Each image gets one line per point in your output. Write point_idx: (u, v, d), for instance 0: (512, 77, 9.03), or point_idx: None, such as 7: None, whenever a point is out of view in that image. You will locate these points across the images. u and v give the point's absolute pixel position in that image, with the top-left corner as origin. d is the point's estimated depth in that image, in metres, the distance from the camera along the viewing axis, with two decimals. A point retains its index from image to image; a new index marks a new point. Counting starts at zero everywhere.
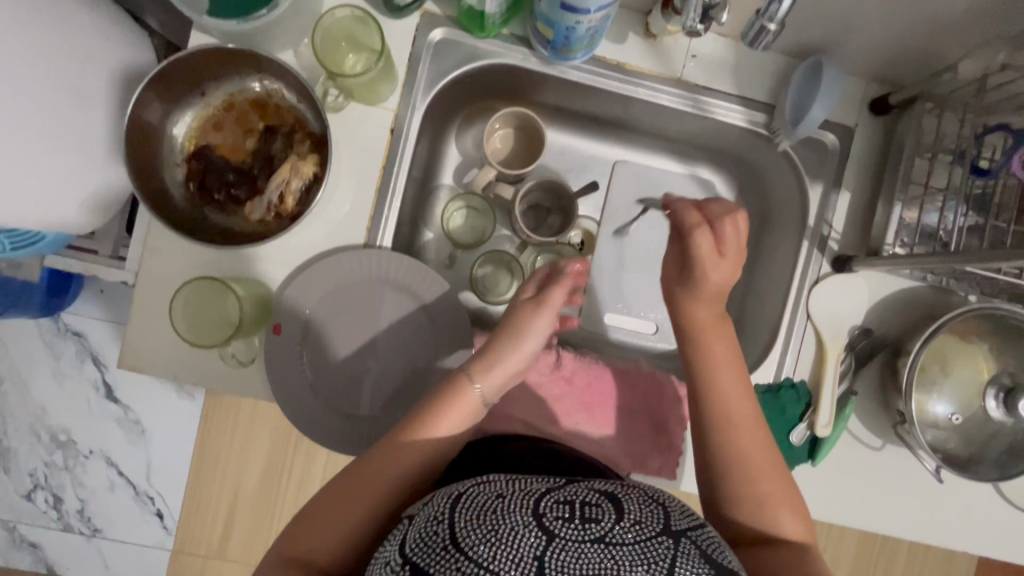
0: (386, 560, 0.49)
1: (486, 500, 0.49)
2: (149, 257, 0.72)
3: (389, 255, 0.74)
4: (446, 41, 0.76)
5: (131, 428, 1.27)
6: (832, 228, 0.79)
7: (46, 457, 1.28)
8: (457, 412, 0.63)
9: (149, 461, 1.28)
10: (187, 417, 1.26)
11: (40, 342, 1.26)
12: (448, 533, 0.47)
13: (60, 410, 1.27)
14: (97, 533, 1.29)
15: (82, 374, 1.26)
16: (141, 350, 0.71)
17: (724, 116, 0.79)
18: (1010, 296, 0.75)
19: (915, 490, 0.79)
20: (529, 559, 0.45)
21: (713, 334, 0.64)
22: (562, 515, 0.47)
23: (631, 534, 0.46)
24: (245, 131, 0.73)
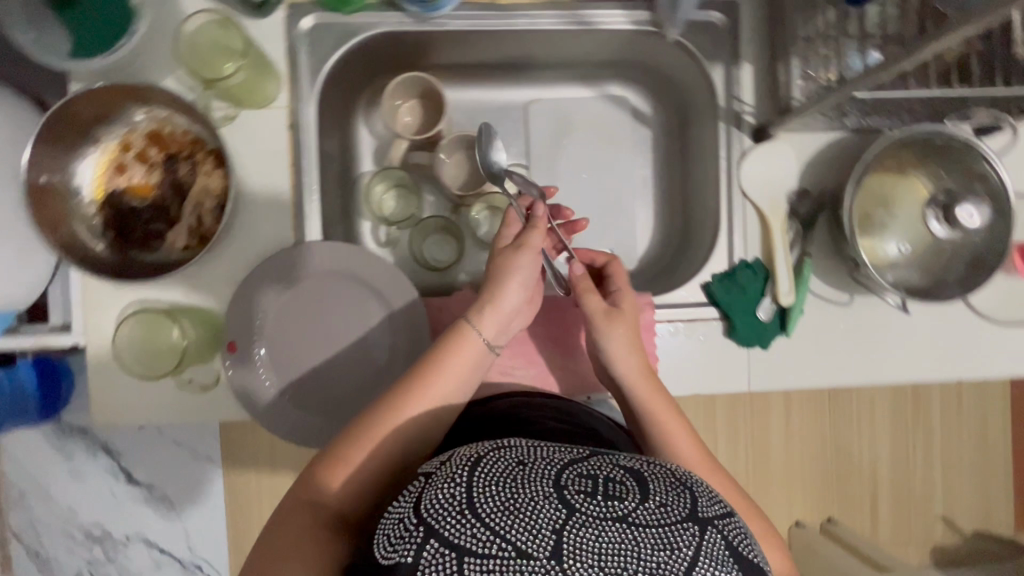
0: (399, 516, 0.49)
1: (506, 468, 0.49)
2: (94, 314, 0.72)
3: (319, 246, 0.74)
4: (319, 27, 0.75)
5: (159, 504, 1.28)
6: (743, 102, 0.79)
7: (86, 555, 1.29)
8: (460, 357, 0.64)
9: (185, 530, 1.29)
10: (205, 476, 1.27)
11: (49, 447, 1.25)
12: (465, 497, 0.47)
13: (87, 507, 1.27)
14: None
15: (98, 466, 1.26)
16: (110, 407, 0.72)
17: (609, 23, 0.79)
18: (928, 118, 0.76)
19: (891, 331, 0.79)
20: (547, 530, 0.45)
21: (648, 390, 0.68)
22: (583, 490, 0.46)
23: (655, 517, 0.45)
24: (147, 166, 0.73)
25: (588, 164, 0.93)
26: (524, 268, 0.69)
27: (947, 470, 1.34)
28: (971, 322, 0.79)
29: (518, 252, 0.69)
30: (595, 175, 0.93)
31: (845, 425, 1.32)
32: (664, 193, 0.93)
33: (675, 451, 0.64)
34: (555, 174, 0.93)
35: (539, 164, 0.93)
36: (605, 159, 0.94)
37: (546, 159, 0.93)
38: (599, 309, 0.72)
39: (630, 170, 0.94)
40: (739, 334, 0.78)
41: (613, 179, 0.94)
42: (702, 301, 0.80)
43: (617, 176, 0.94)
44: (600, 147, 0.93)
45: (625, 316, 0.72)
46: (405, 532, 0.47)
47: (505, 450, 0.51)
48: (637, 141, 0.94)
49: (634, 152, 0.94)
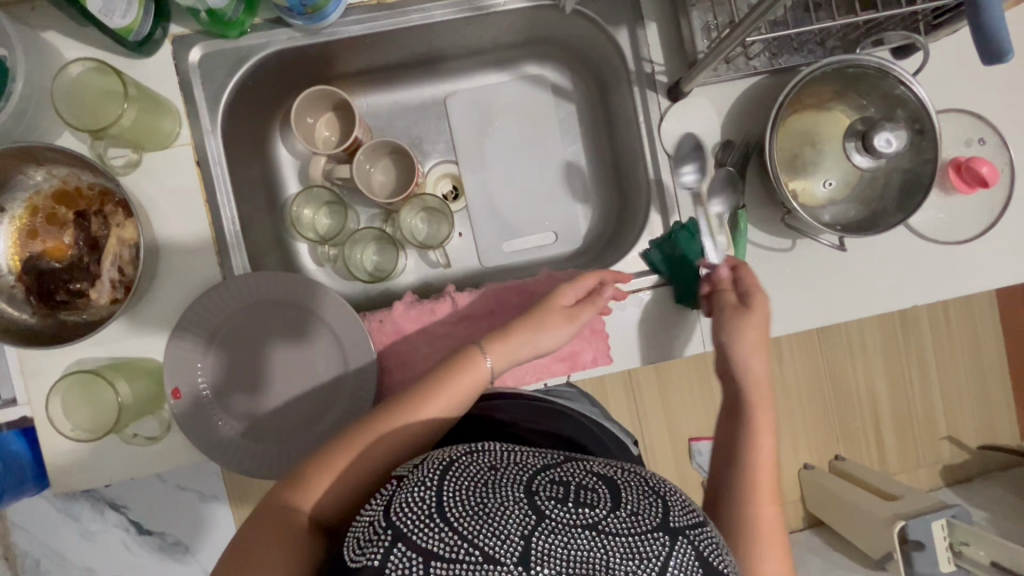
0: (370, 520, 0.45)
1: (477, 472, 0.46)
2: (32, 382, 0.71)
3: (253, 277, 0.72)
4: (209, 57, 0.74)
5: (173, 549, 1.29)
6: (654, 62, 0.77)
7: None
8: (464, 379, 0.63)
9: (202, 570, 1.30)
10: (206, 515, 1.28)
11: (55, 510, 1.24)
12: (435, 499, 0.44)
13: (103, 564, 1.27)
14: None
15: (106, 522, 1.26)
16: (68, 470, 0.71)
17: (504, 4, 0.77)
18: (840, 49, 0.74)
19: (839, 269, 0.78)
20: (515, 536, 0.41)
21: (763, 399, 0.65)
22: (555, 497, 0.44)
23: (626, 525, 0.42)
24: (60, 227, 0.72)
25: (516, 149, 0.91)
26: (557, 331, 0.71)
27: (937, 393, 1.34)
28: (919, 246, 0.78)
29: (569, 324, 0.71)
30: (525, 159, 0.92)
31: (829, 363, 1.32)
32: (598, 166, 0.92)
33: (755, 454, 0.61)
34: (484, 164, 0.92)
35: (466, 157, 0.92)
36: (532, 140, 0.92)
37: (473, 151, 0.92)
38: (726, 300, 0.71)
39: (559, 149, 0.92)
40: (684, 296, 0.76)
41: (543, 160, 0.92)
42: (644, 269, 0.79)
43: (546, 157, 0.92)
44: (525, 130, 0.91)
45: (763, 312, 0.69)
46: (373, 536, 0.44)
47: (478, 455, 0.48)
48: (562, 118, 0.92)
49: (561, 129, 0.92)
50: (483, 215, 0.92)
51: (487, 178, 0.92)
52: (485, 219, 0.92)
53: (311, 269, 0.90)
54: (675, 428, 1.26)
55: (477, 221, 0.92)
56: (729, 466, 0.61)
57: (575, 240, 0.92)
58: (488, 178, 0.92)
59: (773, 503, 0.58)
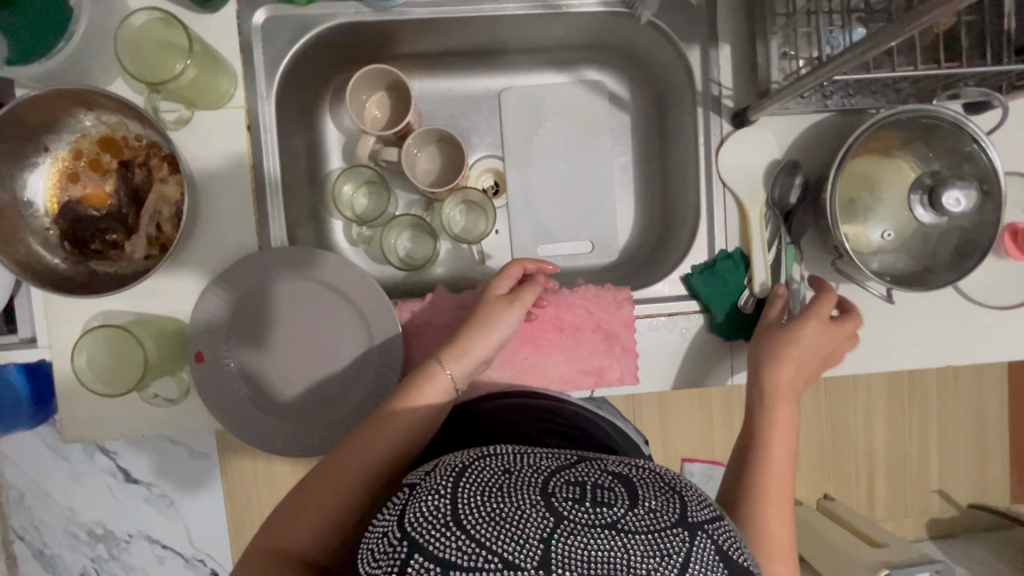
0: (383, 531, 0.44)
1: (491, 477, 0.45)
2: (54, 327, 0.70)
3: (274, 254, 0.71)
4: (273, 20, 0.72)
5: (158, 501, 1.28)
6: (721, 86, 0.76)
7: (90, 552, 1.30)
8: (427, 395, 0.62)
9: (186, 524, 1.30)
10: (204, 473, 1.28)
11: (44, 448, 1.24)
12: (451, 507, 0.43)
13: (87, 507, 1.27)
14: None
15: (95, 466, 1.26)
16: (81, 419, 0.71)
17: (579, 5, 0.76)
18: (914, 97, 0.73)
19: (881, 318, 0.77)
20: (534, 540, 0.40)
21: (781, 403, 0.65)
22: (572, 497, 0.42)
23: (645, 523, 0.41)
24: (102, 174, 0.70)
25: (565, 152, 0.90)
26: (502, 321, 0.68)
27: (943, 447, 1.33)
28: (965, 306, 0.76)
29: (508, 307, 0.69)
30: (572, 164, 0.90)
31: (839, 405, 1.31)
32: (644, 182, 0.91)
33: (765, 457, 0.62)
34: (530, 163, 0.90)
35: (512, 153, 0.90)
36: (582, 146, 0.90)
37: (521, 149, 0.90)
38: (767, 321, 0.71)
39: (608, 158, 0.90)
40: (720, 326, 0.76)
41: (591, 167, 0.90)
42: (683, 294, 0.78)
43: (594, 164, 0.90)
44: (576, 134, 0.90)
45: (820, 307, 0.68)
46: (388, 548, 0.42)
47: (491, 460, 0.47)
48: (615, 128, 0.90)
49: (613, 138, 0.90)
50: (523, 215, 0.90)
51: (532, 177, 0.90)
52: (525, 219, 0.90)
53: (343, 247, 0.88)
54: (678, 450, 1.26)
55: (517, 221, 0.90)
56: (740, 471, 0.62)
57: (612, 253, 0.91)
58: (532, 177, 0.90)
59: (778, 509, 0.59)
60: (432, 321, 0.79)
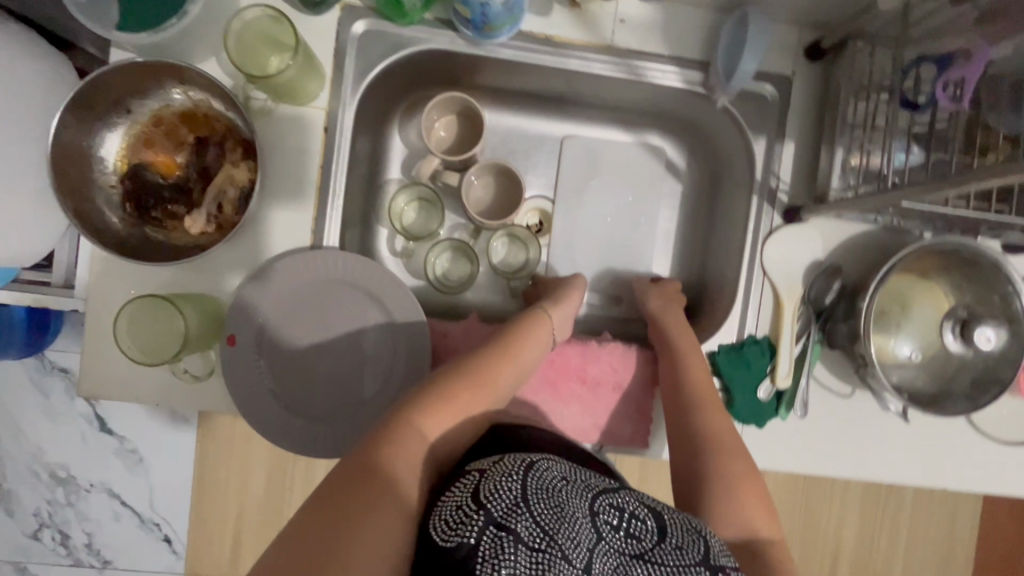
0: (456, 503, 0.50)
1: (553, 479, 0.52)
2: (95, 282, 0.71)
3: (329, 254, 0.73)
4: (370, 33, 0.74)
5: (128, 456, 1.27)
6: (779, 180, 0.78)
7: (47, 494, 1.28)
8: (541, 334, 0.70)
9: (150, 486, 1.28)
10: (182, 440, 1.27)
11: (29, 382, 1.24)
12: (522, 495, 0.50)
13: (57, 448, 1.26)
14: (108, 564, 1.31)
15: (73, 409, 1.25)
16: (100, 374, 0.71)
17: (661, 78, 0.77)
18: (961, 229, 0.76)
19: (890, 429, 0.79)
20: (582, 544, 0.50)
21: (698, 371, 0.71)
22: (613, 521, 0.52)
23: (670, 557, 0.51)
24: (177, 145, 0.72)
25: (614, 206, 0.92)
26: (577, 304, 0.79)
27: (912, 561, 1.33)
28: (970, 434, 0.79)
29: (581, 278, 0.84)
30: (619, 219, 0.92)
31: (817, 497, 1.31)
32: (683, 249, 0.93)
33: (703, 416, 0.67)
34: (579, 209, 0.92)
35: (562, 195, 0.92)
36: (632, 203, 0.92)
37: (572, 193, 0.92)
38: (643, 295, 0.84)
39: (654, 220, 0.92)
40: (736, 409, 0.77)
41: (636, 226, 0.92)
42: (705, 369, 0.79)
43: (640, 224, 0.92)
44: (629, 192, 0.92)
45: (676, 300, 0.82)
46: (463, 518, 0.48)
47: (551, 462, 0.54)
48: (666, 194, 0.93)
49: (662, 203, 0.93)
50: (563, 260, 0.92)
51: (577, 222, 0.92)
52: (563, 264, 0.92)
53: (384, 256, 0.89)
54: None
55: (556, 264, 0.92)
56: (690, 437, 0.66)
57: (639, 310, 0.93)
58: (578, 223, 0.92)
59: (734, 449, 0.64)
60: (460, 348, 0.79)
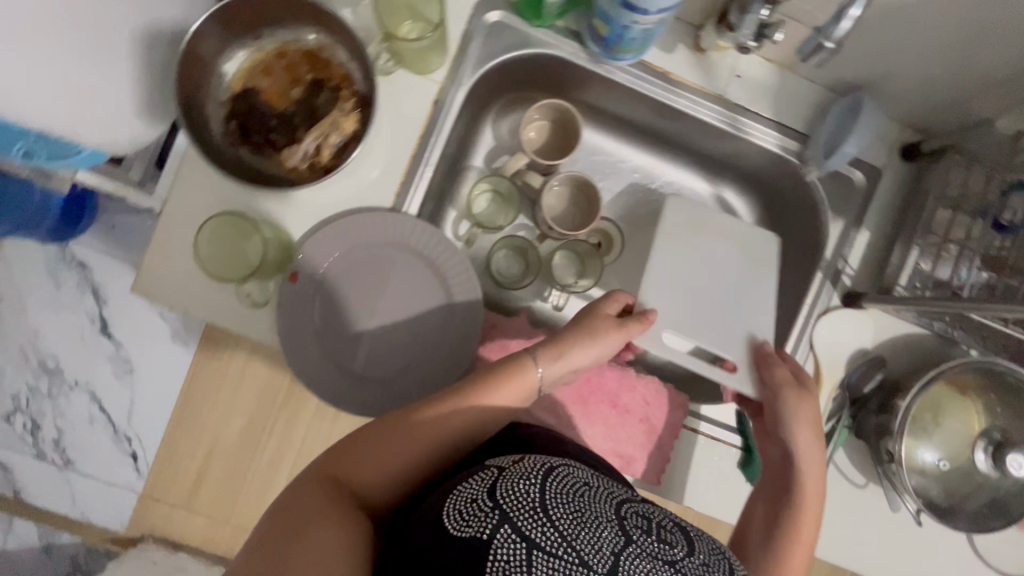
0: (470, 496, 0.51)
1: (573, 484, 0.53)
2: (180, 189, 0.73)
3: (408, 220, 0.74)
4: (501, 24, 0.77)
5: (120, 365, 1.28)
6: (846, 264, 0.80)
7: (31, 381, 1.29)
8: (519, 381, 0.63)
9: (132, 400, 1.28)
10: (175, 362, 1.26)
11: (45, 269, 1.28)
12: (540, 497, 0.50)
13: (55, 339, 1.28)
14: (69, 464, 1.30)
15: (80, 305, 1.28)
16: (159, 277, 0.73)
17: (758, 138, 0.79)
18: (1010, 356, 0.77)
19: (891, 528, 0.80)
20: (606, 550, 0.49)
21: (811, 492, 0.65)
22: (641, 527, 0.51)
23: (700, 569, 0.49)
24: (293, 80, 0.73)
25: (723, 271, 0.77)
26: (604, 356, 0.69)
27: None
28: (966, 552, 0.80)
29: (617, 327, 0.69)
30: (723, 289, 0.76)
31: None
32: None
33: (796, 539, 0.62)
34: (686, 246, 0.78)
35: (676, 224, 0.79)
36: (740, 279, 0.77)
37: (684, 231, 0.78)
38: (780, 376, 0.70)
39: (762, 315, 0.76)
40: None
41: (735, 302, 0.76)
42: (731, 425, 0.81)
43: (743, 307, 0.76)
44: (737, 270, 0.78)
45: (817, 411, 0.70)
46: (478, 513, 0.50)
47: (571, 469, 0.55)
48: None
49: None
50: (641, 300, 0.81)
51: (680, 261, 0.77)
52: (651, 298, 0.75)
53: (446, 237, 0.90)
54: None
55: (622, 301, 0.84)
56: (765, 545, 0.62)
57: None
58: (681, 266, 0.77)
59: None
60: None
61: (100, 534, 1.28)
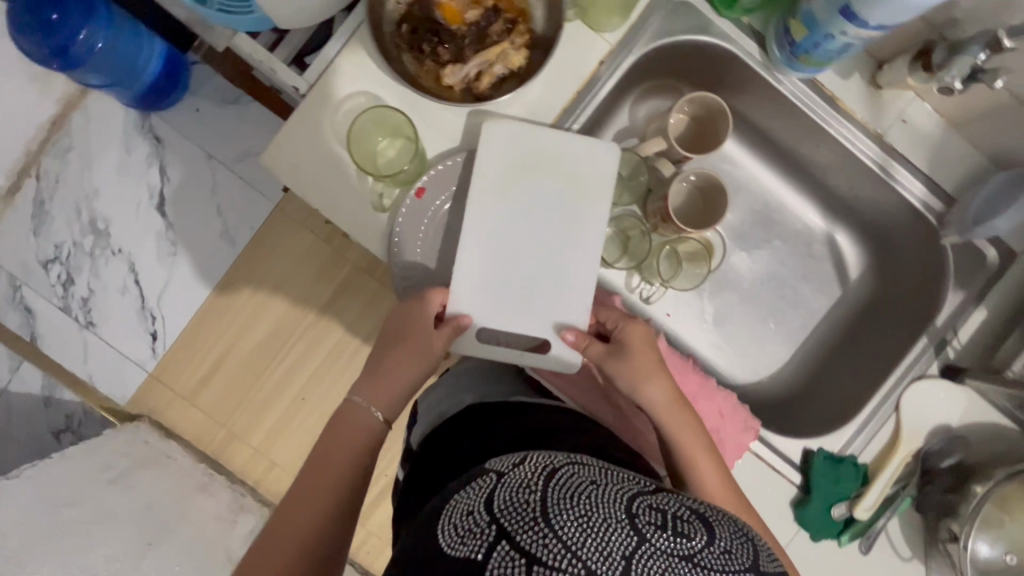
0: (467, 508, 0.41)
1: (579, 482, 0.41)
2: (333, 76, 0.72)
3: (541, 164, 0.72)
4: (688, 5, 0.75)
5: (164, 245, 1.24)
6: (955, 336, 0.78)
7: (77, 236, 1.24)
8: (357, 426, 0.63)
9: (166, 282, 1.24)
10: (223, 256, 1.24)
11: (120, 131, 1.24)
12: (540, 504, 0.38)
13: (111, 202, 1.24)
14: (91, 326, 1.23)
15: (143, 177, 1.24)
16: (284, 154, 0.71)
17: (904, 188, 0.78)
18: None
19: None
20: (614, 556, 0.36)
21: (695, 444, 0.64)
22: (656, 521, 0.37)
23: (724, 563, 0.36)
24: (472, 1, 0.73)
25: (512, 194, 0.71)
26: (432, 365, 0.68)
27: None
28: None
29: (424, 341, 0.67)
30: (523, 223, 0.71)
31: None
32: (811, 351, 0.92)
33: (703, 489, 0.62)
34: (491, 217, 0.71)
35: (475, 198, 0.71)
36: (557, 223, 0.72)
37: (490, 199, 0.71)
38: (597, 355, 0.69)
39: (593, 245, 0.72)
40: (804, 512, 0.77)
41: (553, 251, 0.72)
42: (795, 460, 0.79)
43: (559, 256, 0.72)
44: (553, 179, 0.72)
45: (649, 358, 0.68)
46: (473, 528, 0.39)
47: (576, 467, 0.43)
48: (825, 291, 0.93)
49: (815, 297, 0.93)
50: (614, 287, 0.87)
51: (502, 235, 0.71)
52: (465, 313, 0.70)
53: None
54: None
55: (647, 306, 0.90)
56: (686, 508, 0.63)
57: (747, 374, 0.92)
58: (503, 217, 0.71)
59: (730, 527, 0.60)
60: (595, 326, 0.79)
61: (99, 402, 1.20)
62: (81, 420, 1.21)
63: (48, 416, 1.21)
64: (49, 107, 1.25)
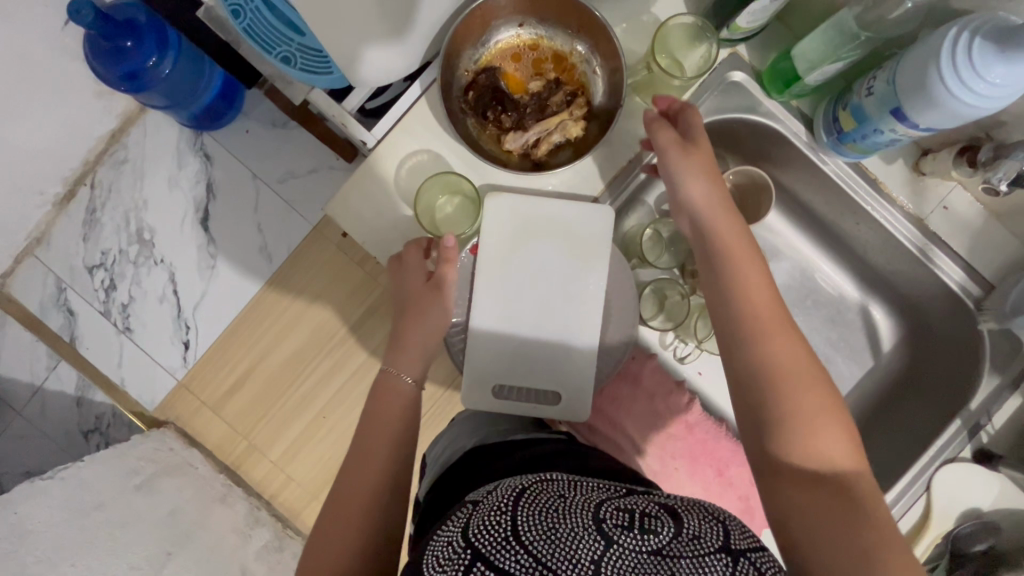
0: (446, 538, 0.42)
1: (549, 499, 0.44)
2: (400, 132, 0.76)
3: (584, 215, 0.75)
4: (740, 85, 0.79)
5: (204, 259, 1.25)
6: (989, 422, 0.79)
7: (122, 244, 1.25)
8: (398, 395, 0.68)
9: (204, 293, 1.25)
10: (260, 274, 1.25)
11: (173, 145, 1.26)
12: (510, 524, 0.40)
13: (158, 212, 1.26)
14: (128, 332, 1.25)
15: (190, 191, 1.26)
16: (349, 200, 0.76)
17: (943, 272, 0.80)
18: None
19: None
20: (583, 561, 0.38)
21: (741, 253, 0.62)
22: (623, 523, 0.41)
23: (690, 548, 0.40)
24: (536, 74, 0.79)
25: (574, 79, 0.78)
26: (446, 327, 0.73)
27: None
28: None
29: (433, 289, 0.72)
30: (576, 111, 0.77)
31: None
32: None
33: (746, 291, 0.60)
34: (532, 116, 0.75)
35: (490, 254, 0.75)
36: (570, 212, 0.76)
37: (502, 253, 0.75)
38: (668, 138, 0.68)
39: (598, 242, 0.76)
40: None
41: (562, 291, 0.75)
42: None
43: (568, 289, 0.75)
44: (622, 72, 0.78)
45: (705, 156, 0.67)
46: (451, 554, 0.40)
47: (545, 484, 0.46)
48: (857, 361, 0.94)
49: (847, 367, 0.94)
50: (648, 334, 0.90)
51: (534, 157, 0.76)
52: (474, 370, 0.75)
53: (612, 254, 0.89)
54: None
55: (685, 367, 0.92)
56: (724, 313, 0.60)
57: None
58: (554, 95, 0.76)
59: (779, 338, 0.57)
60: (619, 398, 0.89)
61: (130, 406, 1.23)
62: (110, 422, 1.24)
63: (80, 414, 1.24)
64: (109, 123, 1.24)
